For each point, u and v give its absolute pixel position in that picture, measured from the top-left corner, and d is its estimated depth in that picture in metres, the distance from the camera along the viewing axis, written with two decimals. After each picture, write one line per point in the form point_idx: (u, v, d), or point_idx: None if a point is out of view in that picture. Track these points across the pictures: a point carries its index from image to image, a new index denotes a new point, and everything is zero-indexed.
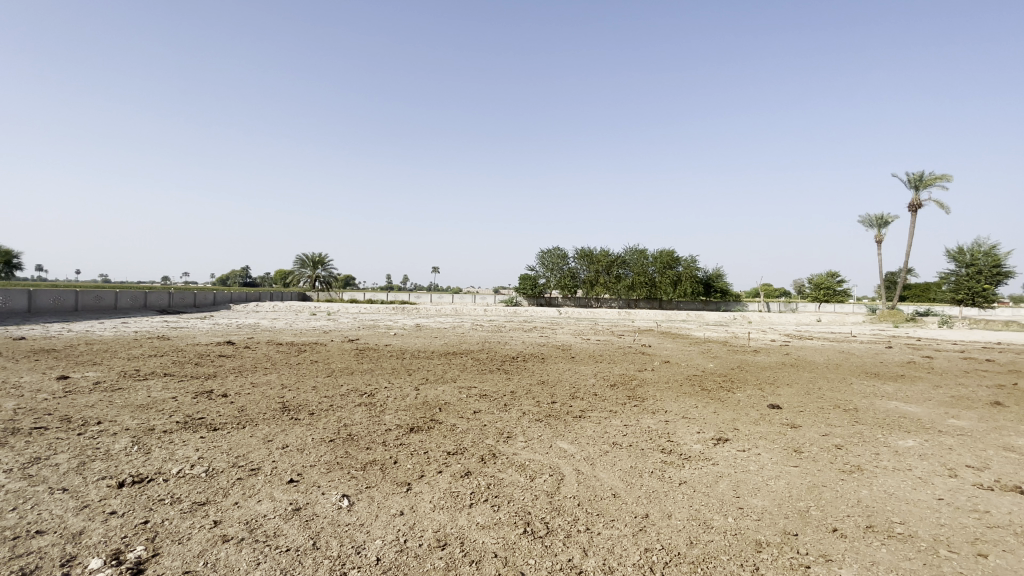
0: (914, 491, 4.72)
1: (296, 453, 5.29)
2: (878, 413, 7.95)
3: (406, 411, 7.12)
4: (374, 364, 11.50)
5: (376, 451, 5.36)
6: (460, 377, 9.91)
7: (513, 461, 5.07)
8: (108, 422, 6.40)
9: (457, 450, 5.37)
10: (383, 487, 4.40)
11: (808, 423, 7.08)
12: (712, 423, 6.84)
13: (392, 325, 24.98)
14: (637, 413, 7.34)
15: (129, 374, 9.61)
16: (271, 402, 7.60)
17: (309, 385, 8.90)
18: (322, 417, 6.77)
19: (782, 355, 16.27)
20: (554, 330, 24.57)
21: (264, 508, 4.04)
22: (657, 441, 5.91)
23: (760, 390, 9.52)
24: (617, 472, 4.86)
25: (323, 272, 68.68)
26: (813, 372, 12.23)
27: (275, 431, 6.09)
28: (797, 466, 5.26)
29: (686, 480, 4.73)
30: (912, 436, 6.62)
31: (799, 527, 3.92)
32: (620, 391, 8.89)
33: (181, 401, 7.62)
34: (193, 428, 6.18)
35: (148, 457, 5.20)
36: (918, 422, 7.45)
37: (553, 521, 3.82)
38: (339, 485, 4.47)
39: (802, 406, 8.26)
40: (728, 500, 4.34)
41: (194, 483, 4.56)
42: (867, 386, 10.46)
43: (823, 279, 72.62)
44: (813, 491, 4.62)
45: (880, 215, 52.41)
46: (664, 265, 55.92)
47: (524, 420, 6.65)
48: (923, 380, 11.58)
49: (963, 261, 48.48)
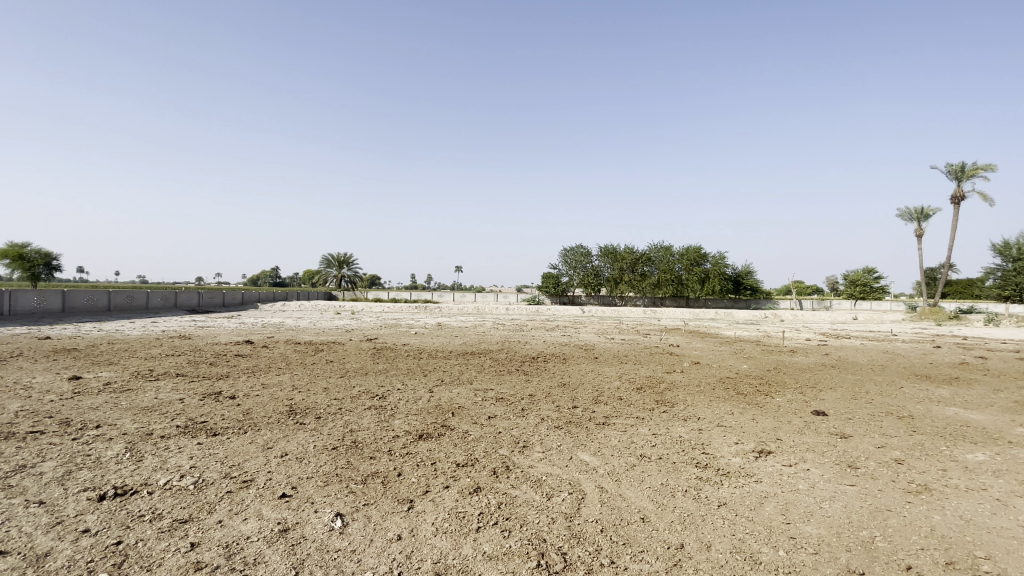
0: (996, 518, 4.02)
1: (294, 463, 4.88)
2: (936, 421, 7.15)
3: (417, 416, 6.65)
4: (389, 364, 11.15)
5: (380, 461, 4.92)
6: (476, 378, 9.43)
7: (528, 476, 4.54)
8: (108, 426, 6.12)
9: (467, 462, 4.88)
10: (382, 505, 3.94)
11: (858, 433, 6.37)
12: (751, 433, 6.19)
13: (412, 324, 24.84)
14: (666, 420, 6.72)
15: (141, 375, 9.39)
16: (277, 405, 7.22)
17: (319, 387, 8.52)
18: (328, 422, 6.36)
19: (821, 355, 15.36)
20: (577, 329, 24.02)
21: (248, 529, 3.62)
22: (690, 454, 5.30)
23: (801, 395, 8.78)
24: (645, 491, 4.28)
25: (348, 271, 69.67)
26: (857, 374, 11.34)
27: (277, 438, 5.70)
28: (853, 485, 4.59)
29: (726, 502, 4.14)
30: (980, 449, 5.84)
31: (865, 564, 3.31)
32: (647, 395, 8.27)
33: (187, 403, 7.33)
34: (191, 433, 5.83)
35: (139, 465, 4.85)
36: (984, 431, 6.63)
37: (572, 550, 3.31)
38: (334, 502, 4.02)
39: (849, 412, 7.51)
40: (776, 527, 3.74)
41: (179, 496, 4.18)
42: (918, 390, 9.58)
43: (858, 275, 69.96)
44: (877, 517, 3.96)
45: (920, 209, 50.17)
46: (691, 262, 54.57)
47: (542, 427, 6.12)
48: (980, 382, 10.63)
49: (1011, 255, 45.86)
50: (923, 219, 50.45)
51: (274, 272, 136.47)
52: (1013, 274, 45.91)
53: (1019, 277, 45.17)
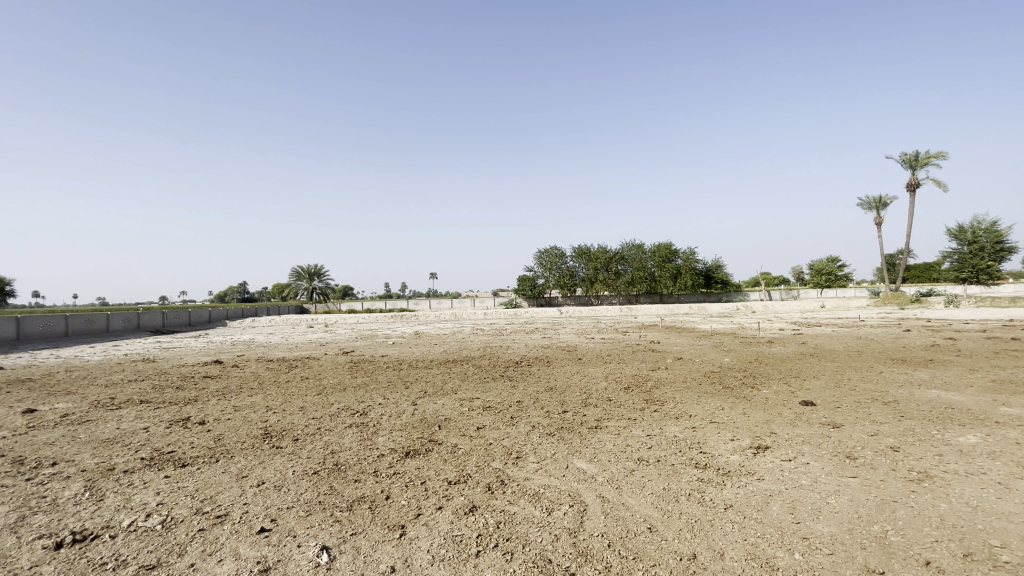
0: (1001, 502, 3.97)
1: (272, 492, 4.53)
2: (922, 405, 7.20)
3: (401, 431, 6.34)
4: (368, 377, 10.75)
5: (366, 484, 4.61)
6: (461, 387, 9.15)
7: (525, 490, 4.31)
8: (65, 463, 5.63)
9: (459, 479, 4.62)
10: (371, 534, 3.65)
11: (850, 422, 6.34)
12: (745, 428, 6.09)
13: (389, 334, 24.32)
14: (659, 419, 6.58)
15: (102, 404, 8.78)
16: (252, 429, 6.81)
17: (295, 406, 8.12)
18: (308, 444, 6.01)
19: (799, 344, 15.56)
20: (557, 330, 23.89)
21: (224, 572, 3.28)
22: (689, 455, 5.15)
23: (787, 385, 8.77)
24: (649, 498, 4.10)
25: (319, 283, 68.25)
26: (837, 361, 11.48)
27: (252, 464, 5.33)
28: (855, 477, 4.50)
29: (732, 504, 3.99)
30: (970, 431, 5.86)
31: (883, 561, 3.19)
32: (636, 395, 8.13)
33: (153, 433, 6.85)
34: (158, 466, 5.41)
35: (100, 506, 4.43)
36: (969, 413, 6.70)
37: (580, 571, 3.09)
38: (319, 533, 3.71)
39: (837, 401, 7.51)
40: (787, 528, 3.60)
41: (146, 539, 3.80)
42: (898, 374, 9.71)
43: (823, 263, 71.90)
44: (885, 510, 3.86)
45: (879, 198, 51.99)
46: (663, 258, 55.29)
47: (534, 435, 5.90)
48: (954, 363, 10.87)
49: (965, 239, 47.86)
50: (882, 207, 52.28)
51: (241, 287, 132.58)
52: (969, 257, 47.89)
53: (974, 260, 47.10)
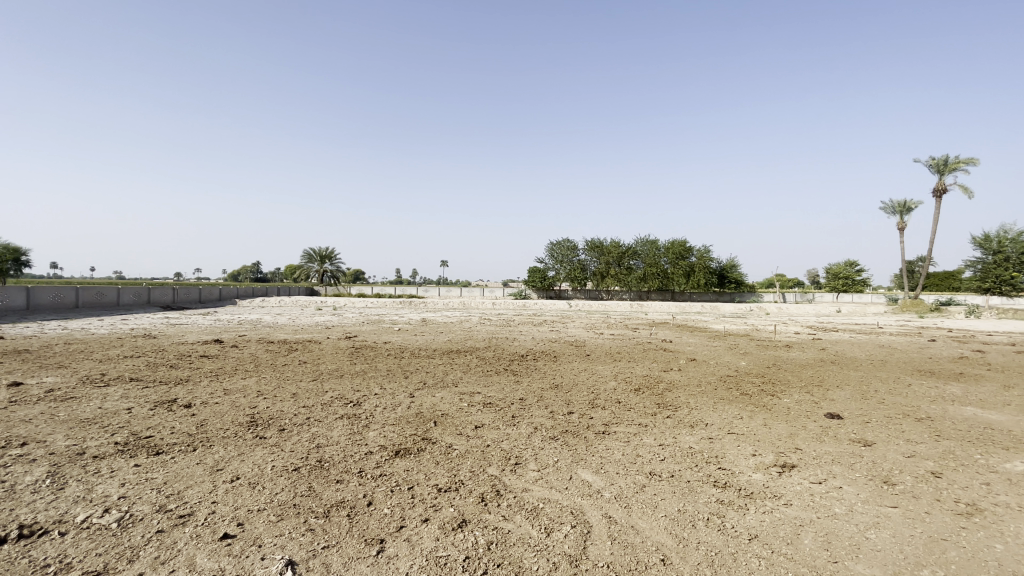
0: None
1: (246, 490, 4.13)
2: (958, 423, 6.62)
3: (394, 426, 5.92)
4: (368, 365, 10.35)
5: (348, 487, 4.18)
6: (462, 380, 8.73)
7: (523, 504, 3.85)
8: (35, 444, 5.27)
9: (451, 486, 4.17)
10: (345, 549, 3.22)
11: (882, 440, 5.79)
12: (767, 442, 5.58)
13: (396, 320, 23.96)
14: (672, 427, 6.08)
15: (91, 381, 8.44)
16: (238, 416, 6.42)
17: (287, 393, 7.70)
18: (293, 435, 5.61)
19: (817, 350, 14.88)
20: (565, 324, 23.32)
21: None
22: (706, 470, 4.66)
23: (810, 395, 8.21)
24: (661, 522, 3.63)
25: (330, 266, 68.33)
26: (860, 371, 10.85)
27: (229, 457, 4.93)
28: (896, 507, 3.99)
29: (756, 534, 3.49)
30: (1018, 457, 5.30)
31: None
32: (647, 398, 7.63)
33: (135, 415, 6.49)
34: (131, 453, 5.02)
35: (58, 496, 4.05)
36: (1011, 435, 6.12)
37: None
38: (286, 545, 3.29)
39: (865, 415, 6.95)
40: (822, 568, 3.10)
41: (97, 539, 3.40)
42: (928, 388, 9.07)
43: (842, 270, 70.29)
44: (934, 550, 3.36)
45: (903, 202, 50.52)
46: (677, 255, 54.40)
47: (536, 438, 5.44)
48: (987, 378, 10.18)
49: (990, 249, 46.30)
50: (905, 212, 50.80)
51: (254, 268, 133.11)
52: (992, 268, 46.43)
53: (998, 270, 45.61)
